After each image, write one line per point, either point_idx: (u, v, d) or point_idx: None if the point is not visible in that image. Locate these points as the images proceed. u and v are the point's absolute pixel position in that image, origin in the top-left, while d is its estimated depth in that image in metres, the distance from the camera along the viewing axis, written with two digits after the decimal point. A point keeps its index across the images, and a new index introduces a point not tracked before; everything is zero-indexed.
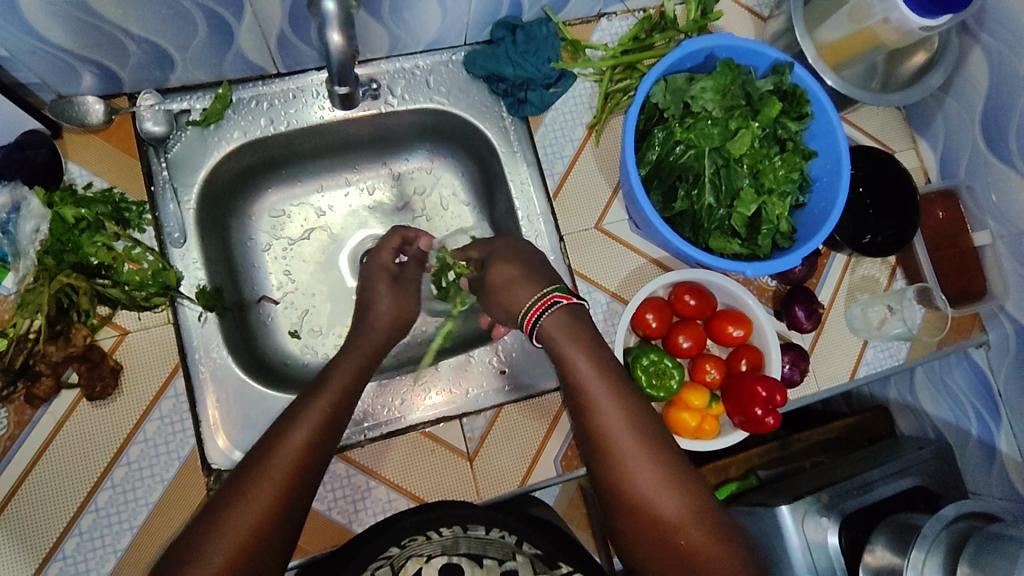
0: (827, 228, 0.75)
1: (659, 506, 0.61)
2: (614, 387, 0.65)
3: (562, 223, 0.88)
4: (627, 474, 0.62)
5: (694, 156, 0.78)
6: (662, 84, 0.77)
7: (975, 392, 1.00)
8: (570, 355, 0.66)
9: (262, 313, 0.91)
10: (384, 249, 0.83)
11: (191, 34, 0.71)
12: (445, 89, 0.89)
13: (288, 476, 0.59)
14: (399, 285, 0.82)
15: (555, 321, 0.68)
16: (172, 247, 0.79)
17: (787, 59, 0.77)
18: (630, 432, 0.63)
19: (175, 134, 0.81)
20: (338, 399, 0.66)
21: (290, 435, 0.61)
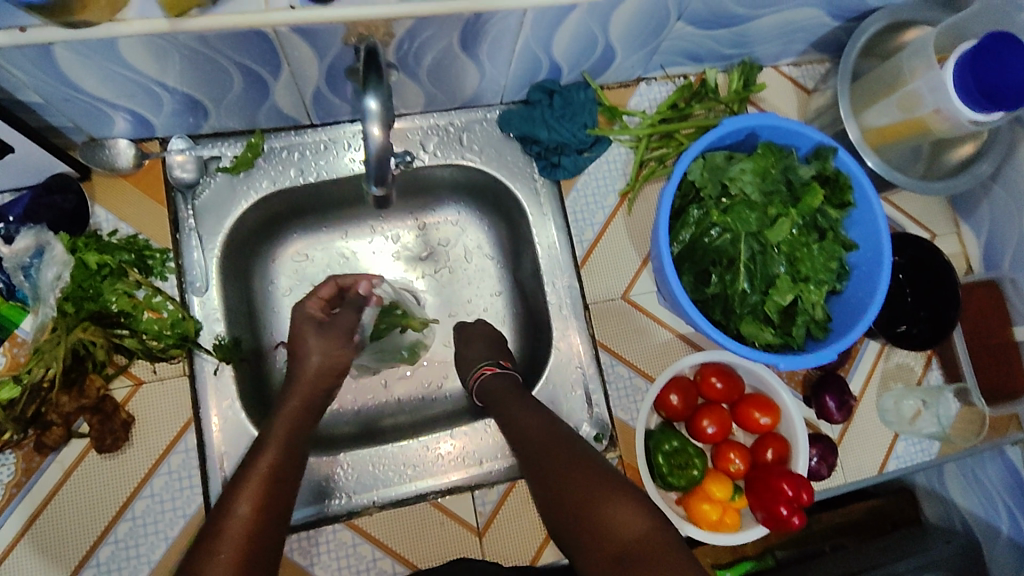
0: (864, 323, 0.73)
1: (602, 514, 0.61)
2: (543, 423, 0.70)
3: (588, 292, 0.86)
4: (568, 496, 0.64)
5: (730, 240, 0.75)
6: (700, 162, 0.76)
7: (1007, 488, 0.96)
8: (499, 389, 0.77)
9: (278, 359, 0.88)
10: (311, 300, 0.79)
11: (227, 88, 0.71)
12: (477, 147, 0.88)
13: (242, 550, 0.58)
14: (325, 330, 0.77)
15: (495, 382, 0.78)
16: (193, 295, 0.78)
17: (831, 144, 0.75)
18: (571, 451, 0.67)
19: (205, 180, 0.80)
20: (278, 463, 0.65)
21: (234, 508, 0.60)
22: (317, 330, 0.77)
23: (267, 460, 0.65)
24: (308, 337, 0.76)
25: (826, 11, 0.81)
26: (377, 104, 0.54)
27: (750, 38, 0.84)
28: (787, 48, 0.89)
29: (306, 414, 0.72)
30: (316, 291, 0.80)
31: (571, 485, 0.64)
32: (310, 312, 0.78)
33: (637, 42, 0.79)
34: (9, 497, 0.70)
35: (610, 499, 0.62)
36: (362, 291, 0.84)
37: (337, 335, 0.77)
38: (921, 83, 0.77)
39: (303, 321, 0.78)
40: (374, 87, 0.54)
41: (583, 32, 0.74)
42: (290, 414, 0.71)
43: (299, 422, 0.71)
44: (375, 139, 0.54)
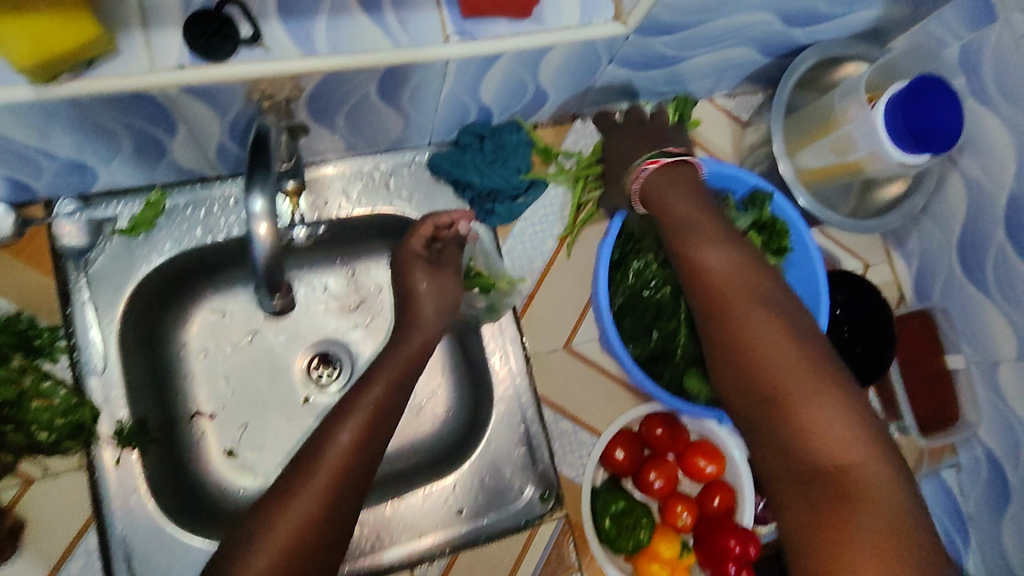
0: None
1: (766, 360, 0.56)
2: (736, 276, 0.61)
3: (529, 343, 0.83)
4: (737, 324, 0.59)
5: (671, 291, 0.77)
6: (638, 212, 0.77)
7: (946, 511, 0.97)
8: (672, 207, 0.67)
9: (195, 430, 0.81)
10: (415, 236, 0.75)
11: (117, 150, 0.63)
12: (406, 192, 0.83)
13: (335, 475, 0.59)
14: (437, 274, 0.77)
15: (655, 177, 0.70)
16: (90, 376, 0.70)
17: (765, 187, 0.76)
18: (758, 317, 0.58)
19: (99, 246, 0.72)
20: (387, 396, 0.67)
21: (336, 436, 0.62)
22: (428, 271, 0.76)
23: (374, 395, 0.67)
24: (417, 279, 0.76)
25: (757, 49, 0.80)
26: (261, 206, 0.53)
27: (684, 76, 0.82)
28: (719, 83, 0.88)
29: (410, 368, 0.71)
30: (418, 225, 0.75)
31: (751, 336, 0.57)
32: (416, 254, 0.76)
33: (569, 84, 0.76)
34: None
35: (803, 374, 0.54)
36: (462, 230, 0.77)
37: (451, 271, 0.78)
38: (852, 126, 0.76)
39: (412, 260, 0.76)
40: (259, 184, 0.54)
41: (511, 78, 0.70)
42: (404, 355, 0.71)
43: (414, 363, 0.72)
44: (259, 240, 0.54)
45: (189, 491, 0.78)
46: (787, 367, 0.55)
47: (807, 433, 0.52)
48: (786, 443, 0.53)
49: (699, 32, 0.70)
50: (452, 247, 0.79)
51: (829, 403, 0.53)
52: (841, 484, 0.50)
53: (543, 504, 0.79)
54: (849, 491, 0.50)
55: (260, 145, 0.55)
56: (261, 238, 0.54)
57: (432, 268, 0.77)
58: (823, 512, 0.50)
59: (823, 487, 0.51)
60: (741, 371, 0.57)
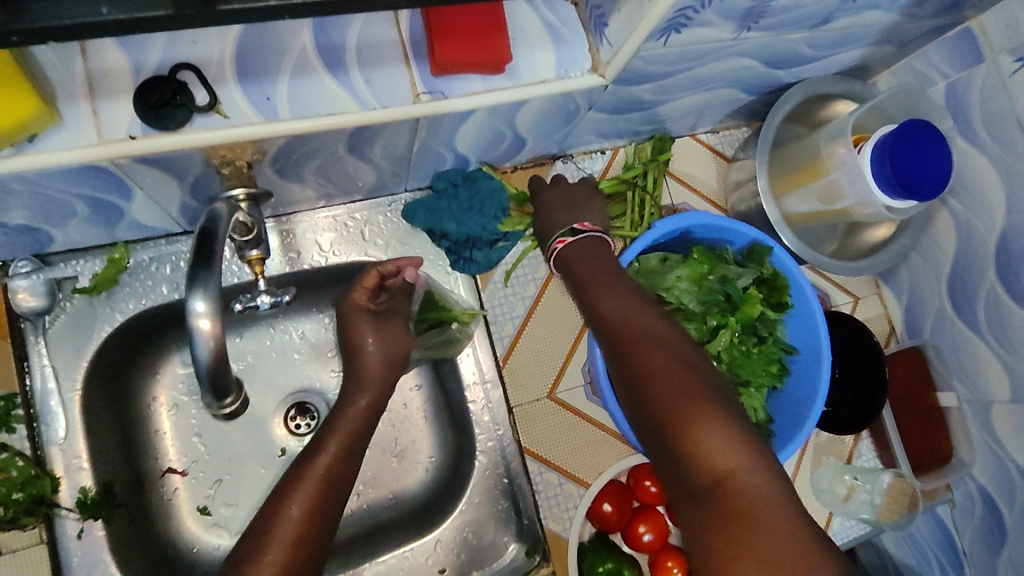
0: (809, 428, 0.69)
1: (660, 393, 0.54)
2: (640, 312, 0.62)
3: (512, 392, 0.80)
4: (632, 361, 0.58)
5: None
6: (634, 269, 0.72)
7: (941, 547, 0.95)
8: (581, 271, 0.70)
9: (165, 489, 0.78)
10: (358, 290, 0.71)
11: (71, 215, 0.60)
12: (382, 241, 0.80)
13: (287, 557, 0.57)
14: (384, 327, 0.73)
15: (572, 249, 0.72)
16: (51, 444, 0.67)
17: (766, 242, 0.73)
18: (650, 351, 0.57)
19: (59, 306, 0.69)
20: (336, 461, 0.64)
21: (284, 513, 0.60)
22: (375, 326, 0.73)
23: (324, 461, 0.64)
24: (365, 335, 0.72)
25: (740, 90, 0.78)
26: (204, 304, 0.48)
27: (665, 117, 0.80)
28: (703, 121, 0.86)
29: (360, 432, 0.68)
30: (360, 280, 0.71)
31: (643, 368, 0.57)
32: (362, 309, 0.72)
33: (547, 130, 0.73)
34: None
35: (684, 396, 0.53)
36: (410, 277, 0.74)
37: (397, 323, 0.74)
38: (841, 173, 0.74)
39: (356, 316, 0.72)
40: (201, 285, 0.49)
41: (486, 128, 0.67)
42: (354, 415, 0.68)
43: (365, 421, 0.69)
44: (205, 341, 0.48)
45: (160, 554, 0.74)
46: (679, 401, 0.53)
47: (699, 456, 0.50)
48: (693, 469, 0.51)
49: (679, 79, 0.68)
50: (398, 293, 0.75)
51: (711, 423, 0.51)
52: (727, 499, 0.49)
53: (530, 561, 0.77)
54: (737, 509, 0.48)
55: (207, 238, 0.50)
56: (206, 337, 0.48)
57: (377, 322, 0.73)
58: (731, 535, 0.47)
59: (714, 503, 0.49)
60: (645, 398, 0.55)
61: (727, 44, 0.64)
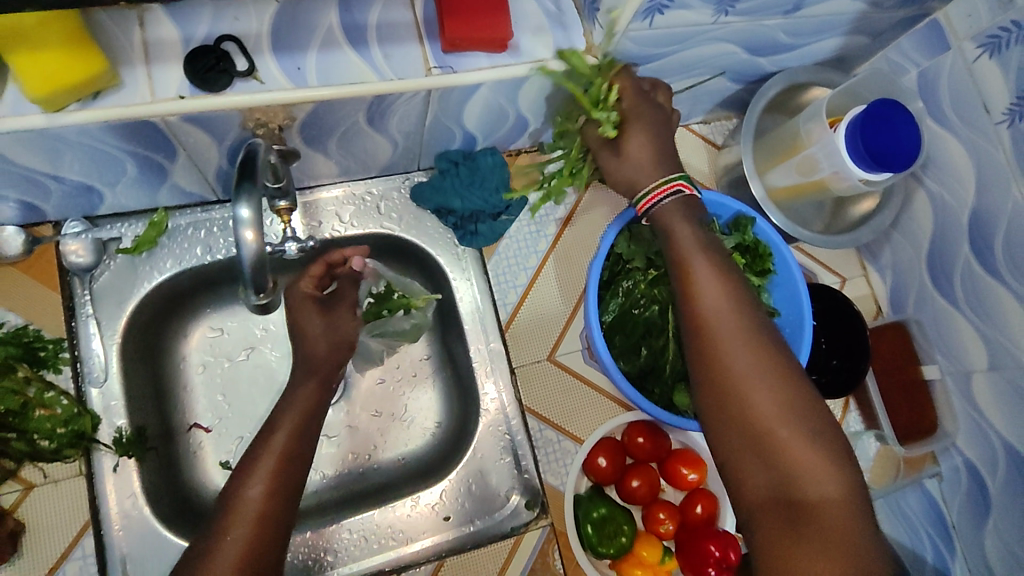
0: None
1: (754, 402, 0.56)
2: (735, 305, 0.60)
3: (513, 355, 0.86)
4: (721, 361, 0.58)
5: (660, 311, 0.76)
6: (626, 235, 0.77)
7: (930, 521, 0.98)
8: (681, 238, 0.64)
9: (191, 442, 0.84)
10: (305, 278, 0.77)
11: (120, 174, 0.68)
12: (397, 215, 0.87)
13: (253, 528, 0.60)
14: (329, 313, 0.79)
15: (667, 202, 0.67)
16: (92, 386, 0.73)
17: (750, 213, 0.79)
18: (744, 353, 0.58)
19: (104, 263, 0.76)
20: (293, 438, 0.68)
21: (246, 489, 0.63)
22: (322, 312, 0.78)
23: (280, 441, 0.67)
24: (312, 321, 0.77)
25: (725, 77, 0.85)
26: (248, 212, 0.51)
27: None
28: (694, 109, 0.93)
29: (311, 414, 0.72)
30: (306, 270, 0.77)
31: (732, 369, 0.57)
32: (307, 296, 0.77)
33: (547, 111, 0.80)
34: None
35: (777, 408, 0.55)
36: (355, 266, 0.79)
37: (345, 311, 0.81)
38: (816, 147, 0.80)
39: (303, 304, 0.77)
40: (246, 195, 0.51)
41: (491, 105, 0.75)
42: (305, 395, 0.73)
43: (316, 403, 0.73)
44: (249, 245, 0.51)
45: (185, 499, 0.80)
46: (773, 416, 0.55)
47: (787, 468, 0.53)
48: (769, 476, 0.54)
49: (667, 63, 0.76)
50: (345, 284, 0.82)
51: (798, 438, 0.54)
52: (800, 514, 0.51)
53: (529, 513, 0.81)
54: (817, 526, 0.51)
55: (249, 163, 0.54)
56: (250, 245, 0.51)
57: (324, 308, 0.79)
58: (787, 544, 0.51)
59: (784, 516, 0.52)
60: (726, 398, 0.57)
61: (708, 28, 0.71)
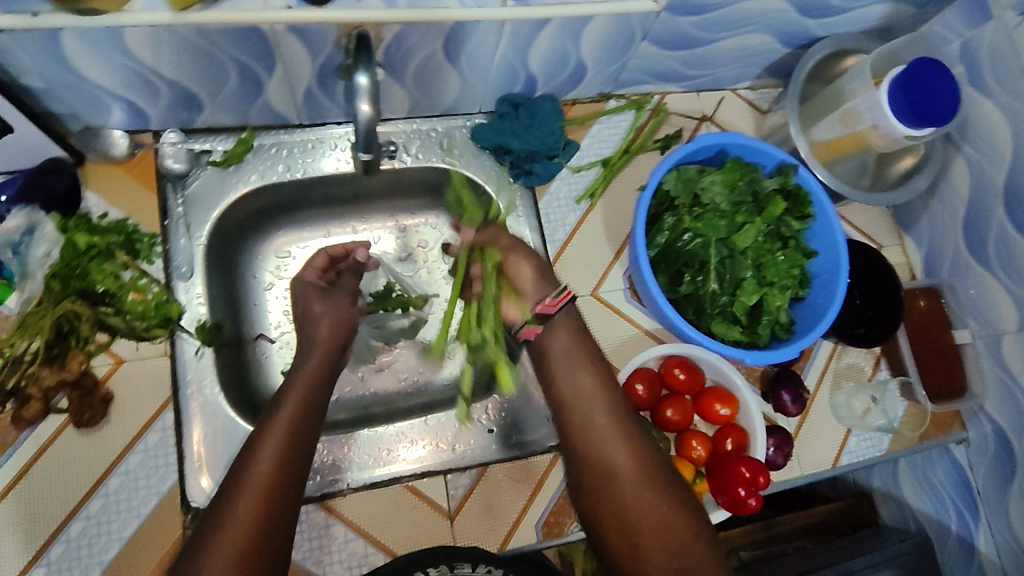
0: (826, 321, 0.78)
1: (633, 493, 0.65)
2: (608, 404, 0.70)
3: (560, 287, 0.91)
4: (604, 457, 0.67)
5: (701, 245, 0.81)
6: (674, 173, 0.82)
7: (956, 489, 0.99)
8: (562, 350, 0.73)
9: (257, 350, 0.91)
10: (308, 268, 0.85)
11: (222, 83, 0.75)
12: (457, 151, 0.93)
13: (263, 501, 0.61)
14: (330, 295, 0.84)
15: (563, 323, 0.74)
16: (179, 280, 0.80)
17: (793, 162, 0.82)
18: (620, 445, 0.68)
19: (195, 172, 0.84)
20: (299, 411, 0.69)
21: (254, 461, 0.63)
22: (323, 294, 0.84)
23: (288, 414, 0.68)
24: (314, 301, 0.82)
25: (776, 38, 0.90)
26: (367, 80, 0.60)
27: (708, 60, 0.92)
28: (743, 72, 0.98)
29: (317, 387, 0.73)
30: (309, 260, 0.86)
31: (614, 462, 0.67)
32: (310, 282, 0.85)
33: (608, 57, 0.86)
34: None
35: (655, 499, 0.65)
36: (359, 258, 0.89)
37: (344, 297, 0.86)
38: (859, 100, 0.84)
39: (306, 289, 0.84)
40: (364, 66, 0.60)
41: (556, 46, 0.80)
42: (310, 370, 0.74)
43: (320, 378, 0.74)
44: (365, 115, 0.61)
45: (252, 398, 0.86)
46: (650, 508, 0.64)
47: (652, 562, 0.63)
48: (630, 547, 0.64)
49: (723, 15, 0.81)
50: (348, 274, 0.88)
51: (657, 536, 0.63)
52: None
53: None
54: None
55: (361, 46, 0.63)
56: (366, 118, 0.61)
57: (324, 293, 0.84)
58: None
59: None
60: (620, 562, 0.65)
61: None
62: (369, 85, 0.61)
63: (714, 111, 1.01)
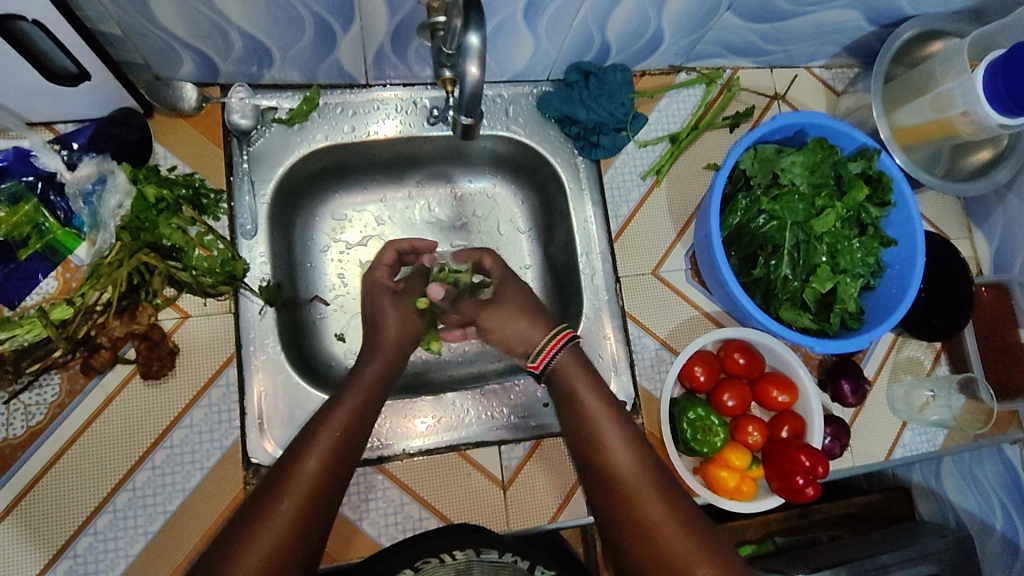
0: (897, 314, 0.77)
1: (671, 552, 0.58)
2: (633, 443, 0.66)
3: (619, 264, 0.89)
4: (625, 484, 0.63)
5: (777, 228, 0.80)
6: (751, 152, 0.80)
7: (1005, 487, 0.96)
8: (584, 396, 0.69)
9: (314, 313, 0.90)
10: (379, 266, 0.85)
11: (297, 37, 0.73)
12: (522, 120, 0.91)
13: (331, 449, 0.63)
14: (399, 299, 0.83)
15: (569, 359, 0.72)
16: (243, 238, 0.80)
17: (876, 146, 0.79)
18: (649, 489, 0.62)
19: (260, 129, 0.83)
20: (381, 374, 0.73)
21: (306, 454, 0.62)
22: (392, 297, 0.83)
23: (340, 418, 0.66)
24: (384, 302, 0.82)
25: (863, 15, 0.85)
26: (478, 40, 0.56)
27: (788, 36, 0.88)
28: (820, 49, 0.93)
29: (398, 357, 0.77)
30: (380, 258, 0.86)
31: (644, 510, 0.61)
32: (382, 282, 0.85)
33: (685, 29, 0.83)
34: (51, 416, 0.72)
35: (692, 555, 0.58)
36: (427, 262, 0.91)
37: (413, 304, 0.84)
38: (954, 84, 0.81)
39: (377, 289, 0.84)
40: (475, 23, 0.56)
41: (637, 14, 0.77)
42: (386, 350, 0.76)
43: (380, 387, 0.72)
44: (472, 76, 0.58)
45: (309, 360, 0.87)
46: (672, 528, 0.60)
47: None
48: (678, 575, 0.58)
49: None
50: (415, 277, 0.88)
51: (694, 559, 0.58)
52: None
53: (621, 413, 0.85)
54: None
55: None
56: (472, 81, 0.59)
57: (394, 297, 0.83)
58: None
59: None
60: None
61: None
62: (480, 45, 0.57)
63: (787, 89, 0.97)
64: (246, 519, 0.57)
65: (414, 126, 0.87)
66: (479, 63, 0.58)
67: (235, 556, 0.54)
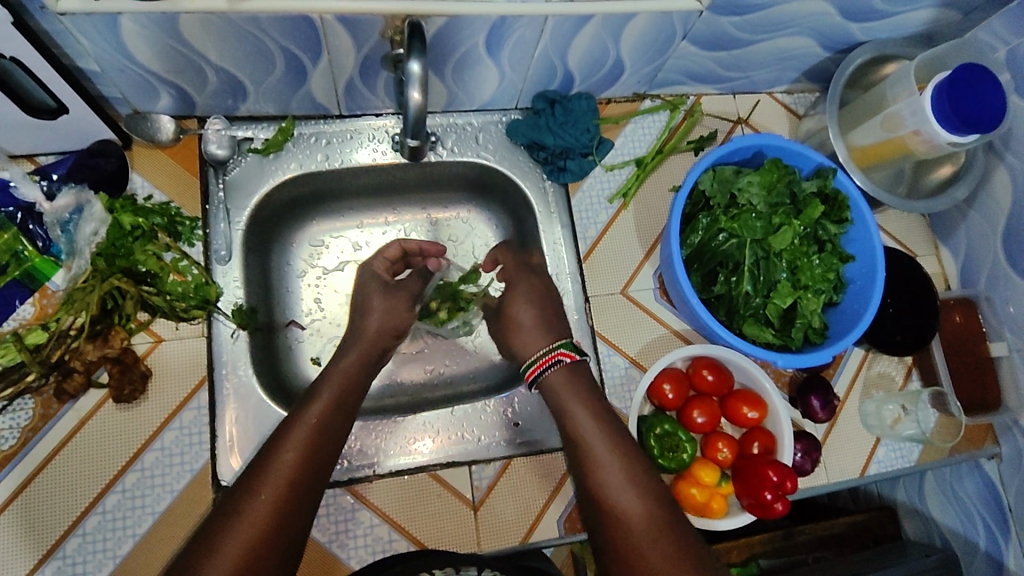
0: (858, 328, 0.78)
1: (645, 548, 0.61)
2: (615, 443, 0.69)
3: (589, 284, 0.91)
4: (603, 491, 0.66)
5: (737, 245, 0.82)
6: (711, 173, 0.83)
7: (985, 503, 0.95)
8: (573, 408, 0.72)
9: (290, 337, 0.92)
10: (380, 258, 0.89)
11: (268, 71, 0.77)
12: (492, 146, 0.94)
13: (308, 441, 0.64)
14: (391, 290, 0.87)
15: (559, 375, 0.75)
16: (217, 264, 0.83)
17: (831, 165, 0.82)
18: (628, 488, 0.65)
19: (235, 159, 0.86)
20: (357, 364, 0.76)
21: (283, 450, 0.63)
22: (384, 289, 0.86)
23: (316, 411, 0.67)
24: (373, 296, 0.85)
25: (817, 42, 0.89)
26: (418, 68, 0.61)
27: (746, 62, 0.92)
28: (780, 75, 0.97)
29: (372, 354, 0.79)
30: (382, 251, 0.90)
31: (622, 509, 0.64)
32: (379, 273, 0.89)
33: (645, 57, 0.86)
34: (25, 440, 0.73)
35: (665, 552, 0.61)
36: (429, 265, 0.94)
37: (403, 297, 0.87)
38: (902, 105, 0.83)
39: (372, 282, 0.88)
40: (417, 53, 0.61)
41: (596, 44, 0.81)
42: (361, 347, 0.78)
43: (355, 378, 0.74)
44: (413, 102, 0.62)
45: (284, 383, 0.88)
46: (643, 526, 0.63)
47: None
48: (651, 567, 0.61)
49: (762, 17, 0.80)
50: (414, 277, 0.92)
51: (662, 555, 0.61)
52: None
53: None
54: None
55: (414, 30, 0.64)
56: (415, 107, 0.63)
57: (387, 288, 0.87)
58: None
59: None
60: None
61: None
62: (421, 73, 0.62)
63: (750, 113, 1.00)
64: (225, 511, 0.59)
65: (387, 155, 0.90)
66: (422, 90, 0.62)
67: (215, 550, 0.56)
